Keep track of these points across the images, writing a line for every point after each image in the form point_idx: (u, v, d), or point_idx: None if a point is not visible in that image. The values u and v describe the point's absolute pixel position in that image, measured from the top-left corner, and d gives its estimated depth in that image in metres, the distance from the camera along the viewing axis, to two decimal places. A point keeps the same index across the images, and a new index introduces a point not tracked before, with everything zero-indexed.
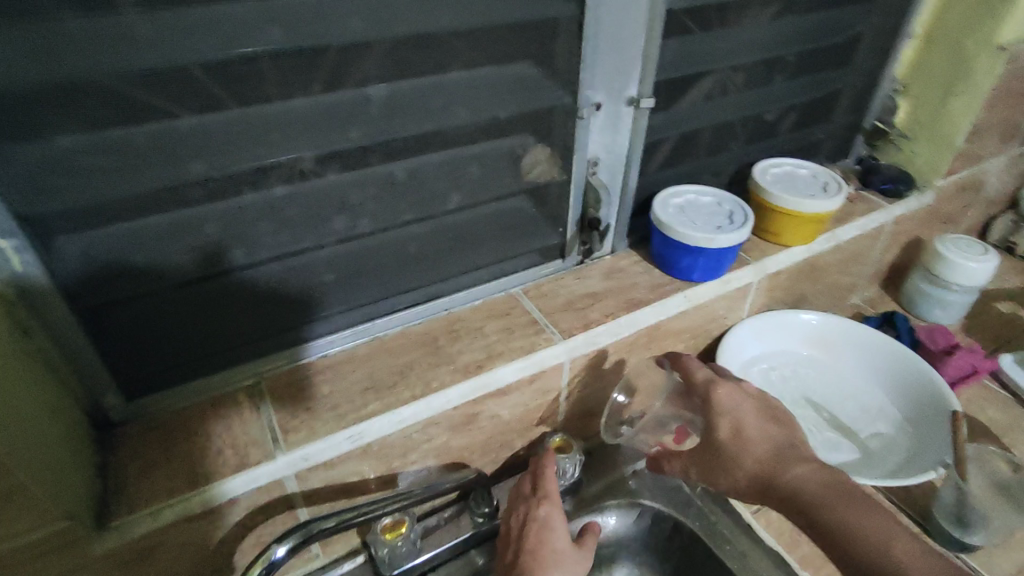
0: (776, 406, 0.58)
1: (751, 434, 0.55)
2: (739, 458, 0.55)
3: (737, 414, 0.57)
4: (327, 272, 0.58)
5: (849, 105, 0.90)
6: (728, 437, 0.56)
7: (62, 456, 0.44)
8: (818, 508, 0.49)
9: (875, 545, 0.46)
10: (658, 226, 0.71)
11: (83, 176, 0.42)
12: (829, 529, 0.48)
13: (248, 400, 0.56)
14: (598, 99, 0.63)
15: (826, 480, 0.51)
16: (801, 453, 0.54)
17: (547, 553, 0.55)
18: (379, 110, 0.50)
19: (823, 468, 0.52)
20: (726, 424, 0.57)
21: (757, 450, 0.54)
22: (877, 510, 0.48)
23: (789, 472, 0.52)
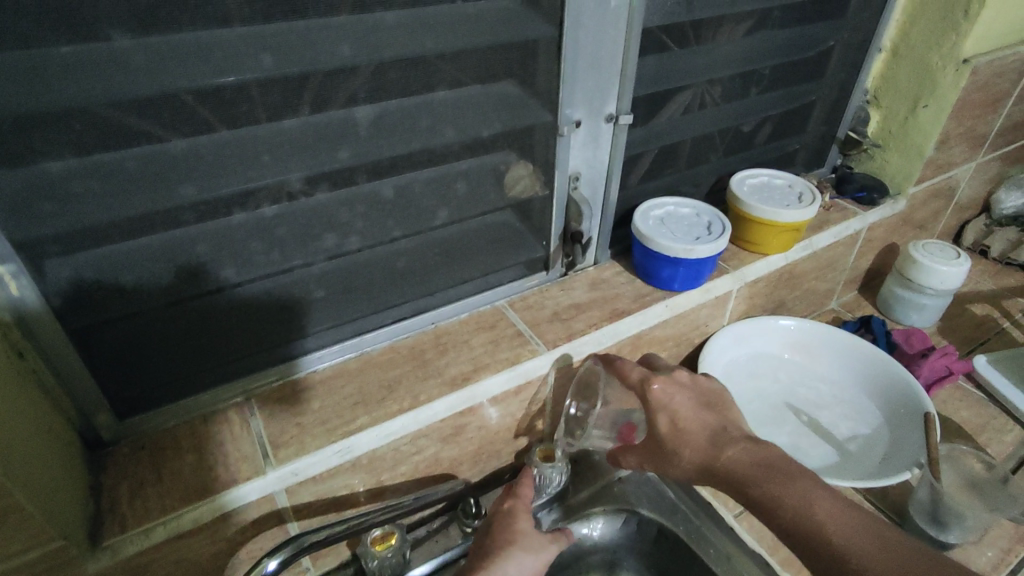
0: (707, 394, 0.60)
1: (687, 424, 0.57)
2: (679, 449, 0.56)
3: (673, 407, 0.58)
4: (317, 289, 0.59)
5: (822, 116, 0.93)
6: (667, 429, 0.57)
7: (56, 477, 0.45)
8: (753, 486, 0.50)
9: (806, 517, 0.47)
10: (638, 238, 0.73)
11: (76, 201, 0.43)
12: (766, 508, 0.49)
13: (239, 417, 0.57)
14: (577, 117, 0.65)
15: (755, 459, 0.52)
16: (733, 434, 0.55)
17: (509, 534, 0.58)
18: (367, 130, 0.51)
19: (753, 445, 0.53)
20: (663, 418, 0.58)
21: (692, 438, 0.56)
22: (803, 478, 0.50)
23: (723, 455, 0.53)
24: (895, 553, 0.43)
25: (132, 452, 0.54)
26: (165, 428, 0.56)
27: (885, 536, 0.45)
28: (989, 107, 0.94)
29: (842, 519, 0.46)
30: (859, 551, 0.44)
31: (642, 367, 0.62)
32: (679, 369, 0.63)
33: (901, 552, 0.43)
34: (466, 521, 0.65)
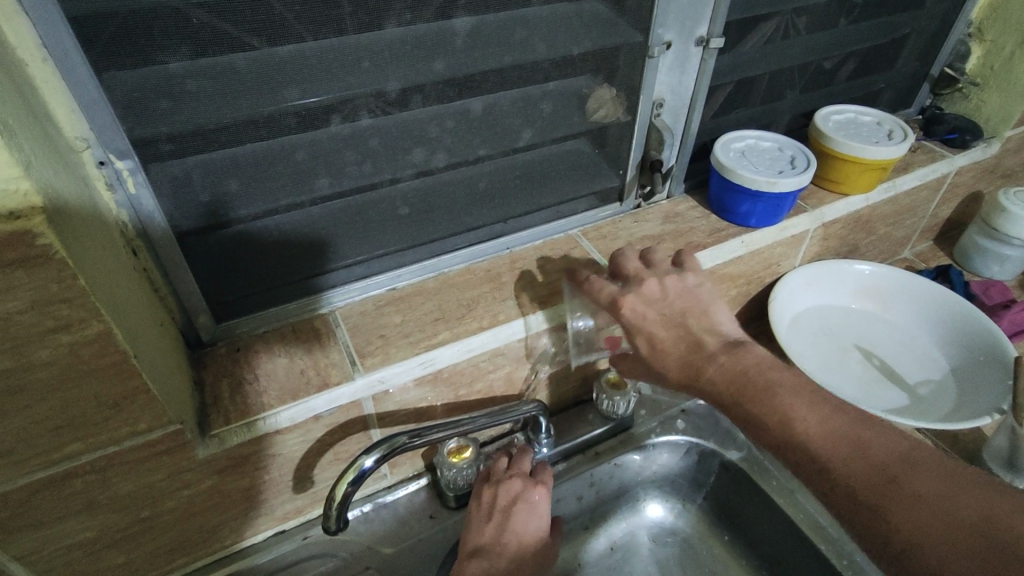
0: (682, 302, 0.55)
1: (664, 343, 0.53)
2: (661, 371, 0.53)
3: (647, 327, 0.54)
4: (402, 207, 0.60)
5: (916, 51, 0.87)
6: (648, 348, 0.54)
7: (170, 366, 0.48)
8: (738, 407, 0.48)
9: (785, 432, 0.46)
10: (719, 170, 0.71)
11: (190, 101, 0.43)
12: (748, 425, 0.49)
13: (325, 326, 0.59)
14: (668, 38, 0.62)
15: (742, 375, 0.49)
16: (708, 348, 0.52)
17: (534, 542, 0.61)
18: (462, 42, 0.51)
19: (730, 360, 0.50)
20: (641, 338, 0.54)
21: (670, 360, 0.52)
22: (782, 395, 0.48)
23: (705, 376, 0.50)
24: (868, 456, 0.44)
25: (229, 353, 0.56)
26: (258, 333, 0.58)
27: (860, 439, 0.45)
28: None
29: (824, 429, 0.46)
30: (843, 458, 0.44)
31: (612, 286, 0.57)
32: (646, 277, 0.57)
33: (878, 454, 0.44)
34: (539, 442, 0.68)
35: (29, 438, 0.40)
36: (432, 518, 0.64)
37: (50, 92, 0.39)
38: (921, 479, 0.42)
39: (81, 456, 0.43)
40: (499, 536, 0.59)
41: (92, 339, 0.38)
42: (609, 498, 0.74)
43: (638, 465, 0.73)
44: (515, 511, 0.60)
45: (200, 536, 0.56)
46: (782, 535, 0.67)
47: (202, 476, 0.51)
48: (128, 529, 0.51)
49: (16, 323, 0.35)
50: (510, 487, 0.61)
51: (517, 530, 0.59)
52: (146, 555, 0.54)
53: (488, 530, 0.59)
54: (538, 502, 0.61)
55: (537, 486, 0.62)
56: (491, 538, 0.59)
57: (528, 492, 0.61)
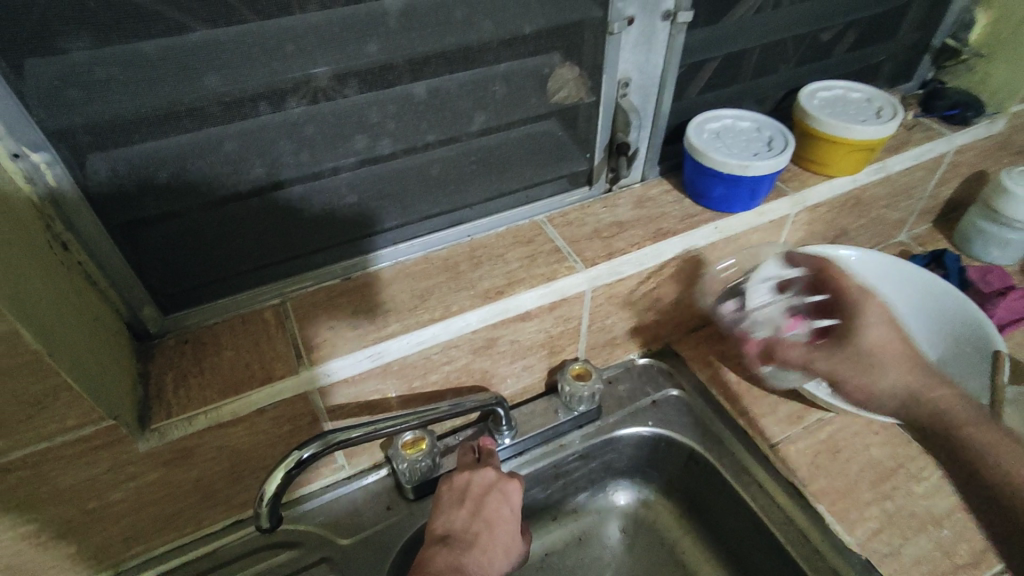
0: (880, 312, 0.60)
1: (888, 347, 0.57)
2: (888, 364, 0.56)
3: (879, 323, 0.59)
4: (349, 195, 0.57)
5: (917, 20, 0.81)
6: (879, 348, 0.57)
7: (106, 360, 0.48)
8: (954, 435, 0.52)
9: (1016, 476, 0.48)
10: (691, 153, 0.67)
11: (102, 89, 0.42)
12: (928, 417, 0.53)
13: (275, 318, 0.58)
14: (630, 13, 0.58)
15: (944, 407, 0.53)
16: (925, 368, 0.56)
17: (504, 535, 0.61)
18: (398, 22, 0.48)
19: (953, 396, 0.54)
20: (874, 331, 0.58)
21: (881, 362, 0.56)
22: (997, 450, 0.50)
23: (931, 395, 0.54)
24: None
25: (176, 345, 0.56)
26: (207, 325, 0.58)
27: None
28: None
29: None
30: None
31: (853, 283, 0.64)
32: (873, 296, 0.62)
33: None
34: (499, 434, 0.67)
35: None
36: (388, 509, 0.64)
37: None
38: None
39: (8, 453, 0.43)
40: (466, 522, 0.59)
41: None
42: (576, 488, 0.73)
43: (605, 456, 0.72)
44: (486, 500, 0.60)
45: (156, 525, 0.57)
46: (748, 530, 0.65)
47: (145, 469, 0.51)
48: (75, 521, 0.51)
49: None
50: (485, 475, 0.61)
51: (488, 519, 0.59)
52: (99, 545, 0.55)
53: (460, 516, 0.59)
54: (515, 495, 0.61)
55: (512, 479, 0.62)
56: (463, 524, 0.59)
57: (502, 482, 0.61)
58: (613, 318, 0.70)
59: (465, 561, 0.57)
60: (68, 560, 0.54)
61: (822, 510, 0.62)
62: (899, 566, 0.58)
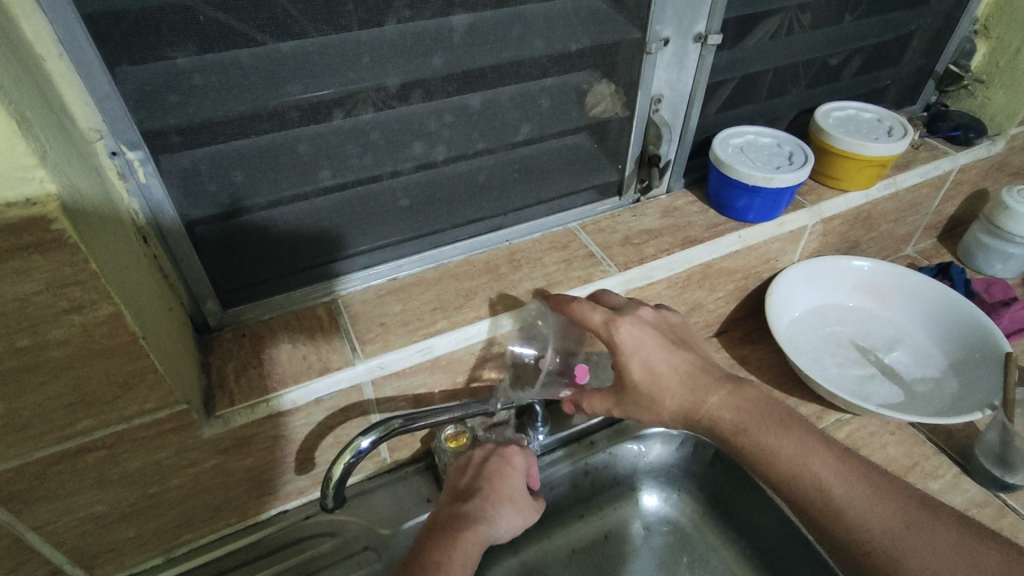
0: (670, 332, 0.57)
1: (665, 369, 0.55)
2: (662, 398, 0.55)
3: (643, 352, 0.55)
4: (402, 198, 0.61)
5: (922, 48, 0.87)
6: (644, 383, 0.55)
7: (179, 347, 0.50)
8: (750, 443, 0.52)
9: (795, 469, 0.50)
10: (717, 166, 0.71)
11: (196, 94, 0.45)
12: (731, 437, 0.53)
13: (327, 313, 0.61)
14: (666, 35, 0.63)
15: (740, 411, 0.53)
16: (712, 378, 0.55)
17: (509, 489, 0.61)
18: (460, 38, 0.52)
19: (735, 394, 0.54)
20: (637, 363, 0.55)
21: (671, 387, 0.54)
22: (780, 441, 0.51)
23: (706, 407, 0.54)
24: (886, 503, 0.47)
25: (234, 338, 0.59)
26: (263, 320, 0.60)
27: (874, 484, 0.48)
28: None
29: (836, 468, 0.49)
30: (794, 468, 0.50)
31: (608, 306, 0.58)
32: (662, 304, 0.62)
33: (891, 503, 0.47)
34: (534, 430, 0.70)
35: (45, 414, 0.42)
36: (428, 501, 0.66)
37: (70, 94, 0.42)
38: (940, 529, 0.45)
39: (92, 432, 0.46)
40: (473, 483, 0.61)
41: (103, 320, 0.40)
42: (603, 486, 0.76)
43: (632, 455, 0.75)
44: (487, 463, 0.62)
45: (207, 512, 0.59)
46: (774, 525, 0.68)
47: (207, 455, 0.54)
48: (138, 504, 0.53)
49: (32, 304, 0.37)
50: (485, 445, 0.64)
51: (490, 476, 0.61)
52: (155, 530, 0.57)
53: (464, 479, 0.61)
54: (512, 454, 0.63)
55: (510, 445, 0.65)
56: (467, 486, 0.61)
57: (501, 447, 0.64)
58: None
59: (465, 507, 0.58)
60: (125, 544, 0.56)
61: None
62: None
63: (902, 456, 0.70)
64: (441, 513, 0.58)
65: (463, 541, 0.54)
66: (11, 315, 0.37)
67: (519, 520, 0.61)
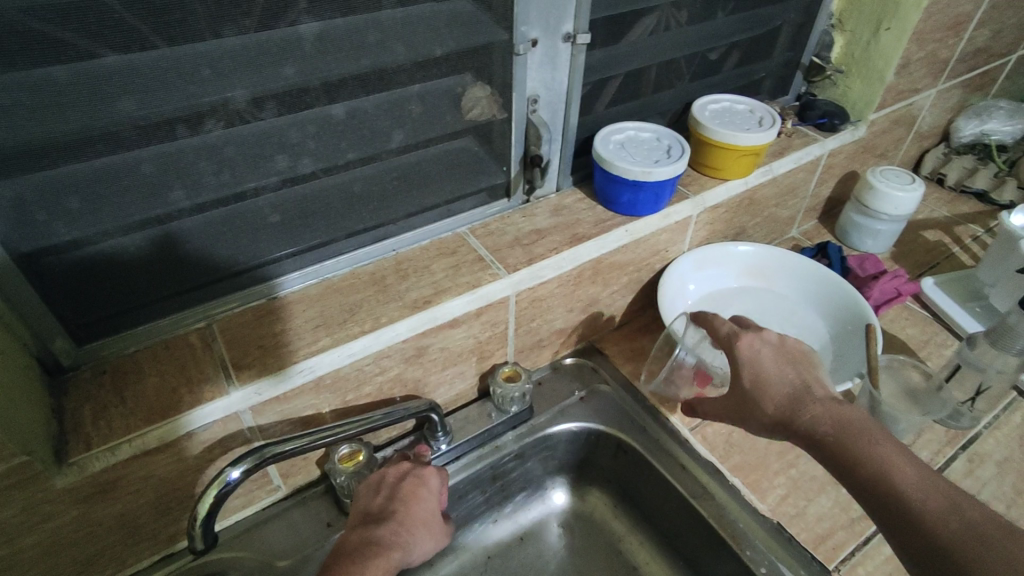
0: (794, 353, 0.59)
1: (772, 379, 0.56)
2: (759, 402, 0.56)
3: (757, 362, 0.57)
4: (273, 214, 0.58)
5: (788, 41, 0.92)
6: (752, 384, 0.56)
7: (18, 394, 0.46)
8: (835, 446, 0.51)
9: (875, 474, 0.48)
10: (599, 163, 0.73)
11: (5, 115, 0.41)
12: (820, 446, 0.52)
13: (200, 341, 0.58)
14: (533, 35, 0.63)
15: (838, 420, 0.52)
16: (815, 395, 0.55)
17: (424, 512, 0.60)
18: (313, 47, 0.50)
19: (837, 406, 0.53)
20: (746, 370, 0.57)
21: (774, 394, 0.55)
22: (868, 448, 0.50)
23: (806, 415, 0.53)
24: (968, 520, 0.44)
25: (94, 376, 0.54)
26: (127, 354, 0.56)
27: (956, 500, 0.45)
28: (951, 30, 0.94)
29: (921, 481, 0.47)
30: (873, 474, 0.48)
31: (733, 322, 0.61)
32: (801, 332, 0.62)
33: (969, 515, 0.44)
34: (436, 439, 0.69)
35: None
36: (328, 526, 0.64)
37: None
38: (1023, 549, 0.42)
39: None
40: (385, 506, 0.59)
41: None
42: (513, 489, 0.76)
43: (540, 454, 0.75)
44: (403, 484, 0.60)
45: (77, 567, 0.55)
46: (674, 508, 0.70)
47: (63, 507, 0.49)
48: None
49: None
50: (399, 465, 0.62)
51: (404, 498, 0.59)
52: None
53: (377, 501, 0.59)
54: (434, 478, 0.62)
55: (428, 466, 0.63)
56: (379, 508, 0.59)
57: (418, 468, 0.62)
58: (540, 320, 0.74)
59: (377, 533, 0.56)
60: None
61: (737, 482, 0.68)
62: (805, 523, 0.65)
63: None
64: (348, 540, 0.56)
65: (375, 565, 0.52)
66: None
67: (430, 544, 0.60)
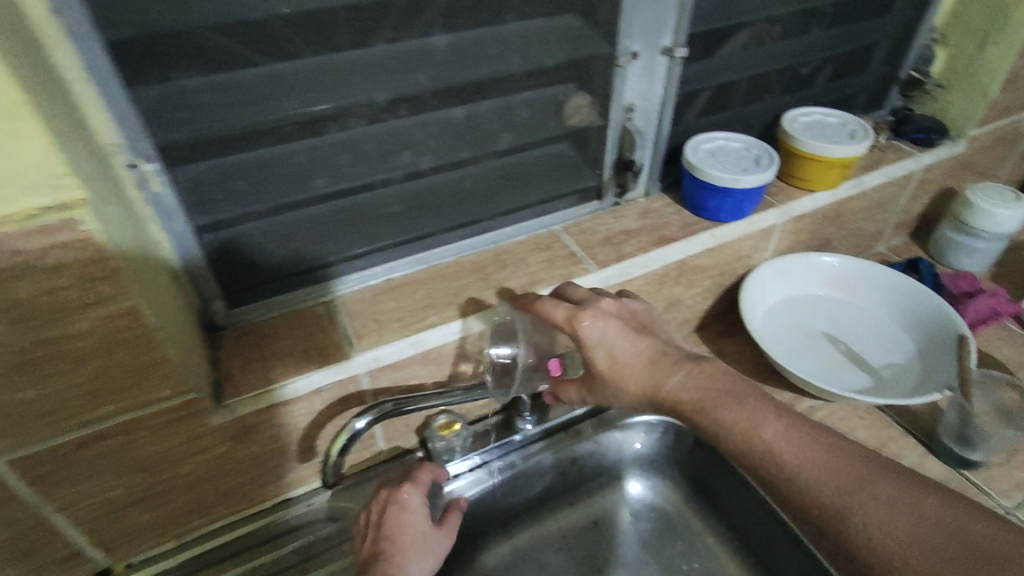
0: (632, 317, 0.59)
1: (627, 357, 0.56)
2: (619, 382, 0.56)
3: (607, 341, 0.56)
4: (395, 204, 0.67)
5: (885, 56, 0.92)
6: (609, 365, 0.56)
7: (189, 344, 0.54)
8: (701, 414, 0.51)
9: (754, 442, 0.48)
10: (689, 170, 0.76)
11: (203, 111, 0.50)
12: (706, 427, 0.51)
13: (326, 312, 0.66)
14: (635, 49, 0.68)
15: (701, 385, 0.52)
16: (674, 358, 0.55)
17: (410, 536, 0.61)
18: (444, 56, 0.57)
19: (695, 369, 0.53)
20: (600, 353, 0.56)
21: (633, 373, 0.55)
22: (734, 415, 0.50)
23: (669, 388, 0.53)
24: (841, 462, 0.46)
25: (240, 336, 0.63)
26: (266, 319, 0.65)
27: (829, 445, 0.47)
28: None
29: (787, 435, 0.48)
30: (746, 436, 0.49)
31: (563, 305, 0.58)
32: (623, 295, 0.64)
33: (843, 461, 0.46)
34: (522, 418, 0.76)
35: (66, 399, 0.47)
36: None
37: (91, 105, 0.45)
38: (894, 486, 0.44)
39: (108, 419, 0.50)
40: (376, 546, 0.60)
41: (123, 313, 0.45)
42: (590, 475, 0.80)
43: (617, 443, 0.79)
44: (386, 517, 0.61)
45: (213, 501, 0.63)
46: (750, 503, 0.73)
47: (214, 443, 0.58)
48: (149, 490, 0.57)
49: (62, 298, 0.42)
50: (378, 498, 0.63)
51: (391, 532, 0.60)
52: (168, 515, 0.61)
53: (368, 544, 0.61)
54: (404, 512, 0.62)
55: (403, 485, 0.63)
56: (370, 549, 0.60)
57: (394, 494, 0.63)
58: None
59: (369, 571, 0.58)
60: (140, 529, 0.60)
61: None
62: None
63: (869, 438, 0.75)
64: None
65: None
66: (41, 307, 0.42)
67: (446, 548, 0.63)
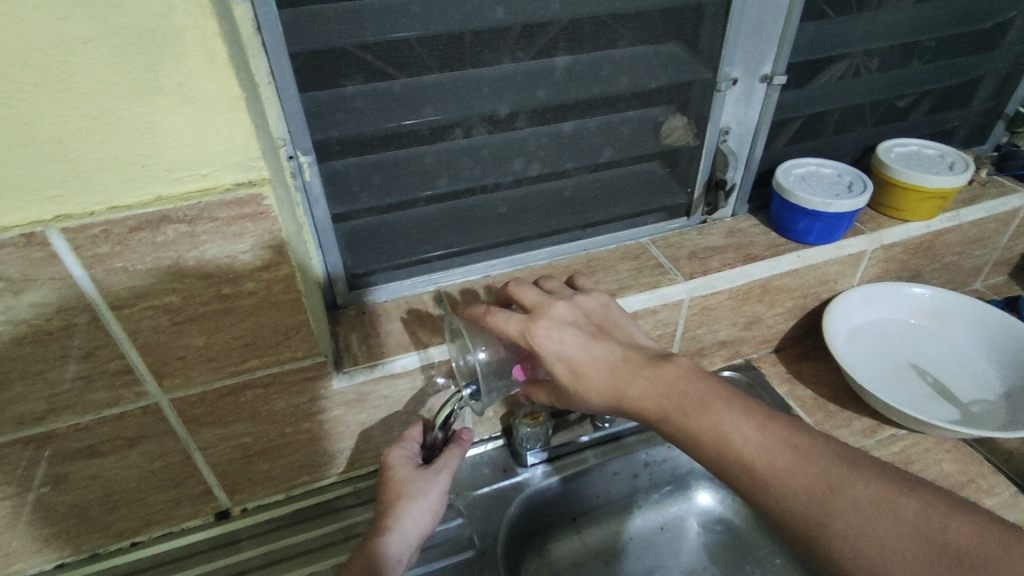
0: (593, 322, 0.59)
1: (586, 367, 0.55)
2: (585, 394, 0.56)
3: (565, 353, 0.56)
4: (501, 206, 0.73)
5: (990, 92, 0.92)
6: (568, 377, 0.56)
7: (320, 314, 0.62)
8: (669, 420, 0.51)
9: (725, 453, 0.49)
10: (779, 192, 0.79)
11: (355, 115, 0.59)
12: (678, 437, 0.51)
13: (432, 299, 0.73)
14: (735, 75, 0.72)
15: (661, 389, 0.52)
16: (637, 360, 0.55)
17: (396, 489, 0.62)
18: (561, 75, 0.64)
19: (656, 374, 0.53)
20: (560, 365, 0.56)
21: (592, 382, 0.55)
22: (702, 423, 0.50)
23: (630, 391, 0.53)
24: (812, 465, 0.46)
25: (357, 315, 0.71)
26: (379, 302, 0.73)
27: (797, 448, 0.47)
28: None
29: (757, 441, 0.48)
30: (717, 444, 0.49)
31: (515, 318, 0.57)
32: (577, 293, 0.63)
33: (813, 466, 0.46)
34: (601, 417, 0.78)
35: (226, 349, 0.55)
36: (505, 471, 0.75)
37: (268, 104, 0.54)
38: (861, 485, 0.44)
39: (255, 370, 0.58)
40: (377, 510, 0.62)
41: (283, 278, 0.53)
42: (660, 481, 0.82)
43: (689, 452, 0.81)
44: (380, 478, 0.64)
45: (322, 459, 0.71)
46: None
47: (331, 405, 0.65)
48: (274, 441, 0.66)
49: (241, 262, 0.51)
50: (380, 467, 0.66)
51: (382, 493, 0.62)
52: (284, 467, 0.69)
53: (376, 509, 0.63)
54: (388, 468, 0.63)
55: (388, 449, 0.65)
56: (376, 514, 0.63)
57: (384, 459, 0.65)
58: (704, 327, 0.80)
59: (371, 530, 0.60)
60: (260, 476, 0.69)
61: None
62: None
63: (956, 470, 0.74)
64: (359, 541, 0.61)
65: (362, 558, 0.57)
66: (225, 267, 0.50)
67: (433, 502, 0.62)
